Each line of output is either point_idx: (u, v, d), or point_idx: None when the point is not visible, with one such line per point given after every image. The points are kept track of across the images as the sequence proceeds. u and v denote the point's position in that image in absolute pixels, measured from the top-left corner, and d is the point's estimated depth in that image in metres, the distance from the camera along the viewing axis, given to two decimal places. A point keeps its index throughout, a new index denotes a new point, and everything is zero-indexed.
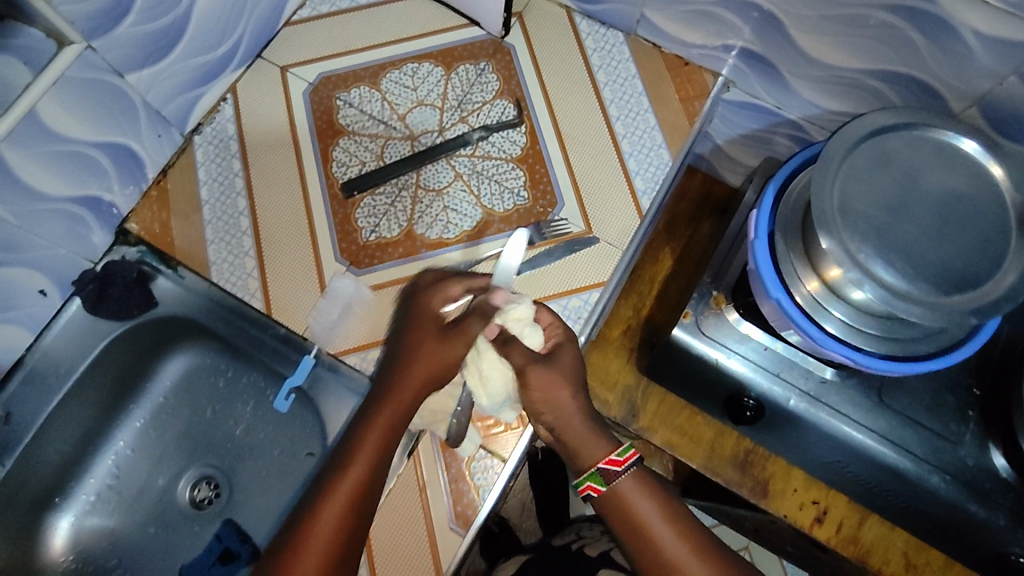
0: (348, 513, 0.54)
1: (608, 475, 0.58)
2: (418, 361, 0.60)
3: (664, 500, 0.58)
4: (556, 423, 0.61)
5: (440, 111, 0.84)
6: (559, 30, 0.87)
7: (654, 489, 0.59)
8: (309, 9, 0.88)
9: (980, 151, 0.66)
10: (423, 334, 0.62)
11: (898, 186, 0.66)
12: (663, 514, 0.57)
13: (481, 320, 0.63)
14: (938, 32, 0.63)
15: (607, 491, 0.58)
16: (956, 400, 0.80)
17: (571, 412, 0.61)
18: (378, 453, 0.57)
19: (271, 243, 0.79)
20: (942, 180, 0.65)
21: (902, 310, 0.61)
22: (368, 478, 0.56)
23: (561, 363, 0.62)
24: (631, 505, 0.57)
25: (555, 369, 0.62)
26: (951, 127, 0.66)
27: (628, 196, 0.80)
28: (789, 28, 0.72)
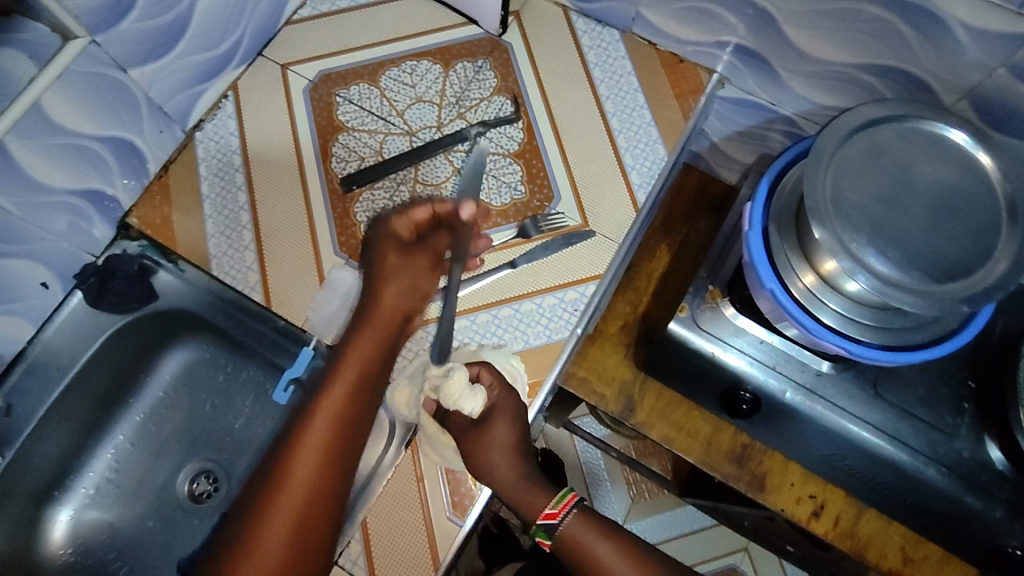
0: (325, 458, 0.51)
1: (549, 529, 0.58)
2: (390, 286, 0.61)
3: (614, 535, 0.57)
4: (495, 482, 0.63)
5: (438, 108, 0.85)
6: (555, 28, 0.89)
7: (604, 527, 0.58)
8: (310, 8, 0.90)
9: (970, 141, 0.67)
10: (388, 258, 0.62)
11: (890, 178, 0.67)
12: (612, 546, 0.57)
13: (450, 233, 0.65)
14: (928, 25, 0.64)
15: (554, 541, 0.58)
16: (951, 392, 0.82)
17: (507, 470, 0.62)
18: (352, 392, 0.54)
19: (271, 237, 0.80)
20: (932, 171, 0.66)
21: (895, 298, 0.62)
22: (343, 422, 0.53)
23: (492, 431, 0.64)
24: (579, 548, 0.57)
25: (485, 437, 0.63)
26: (942, 119, 0.67)
27: (625, 190, 0.81)
28: (781, 24, 0.73)
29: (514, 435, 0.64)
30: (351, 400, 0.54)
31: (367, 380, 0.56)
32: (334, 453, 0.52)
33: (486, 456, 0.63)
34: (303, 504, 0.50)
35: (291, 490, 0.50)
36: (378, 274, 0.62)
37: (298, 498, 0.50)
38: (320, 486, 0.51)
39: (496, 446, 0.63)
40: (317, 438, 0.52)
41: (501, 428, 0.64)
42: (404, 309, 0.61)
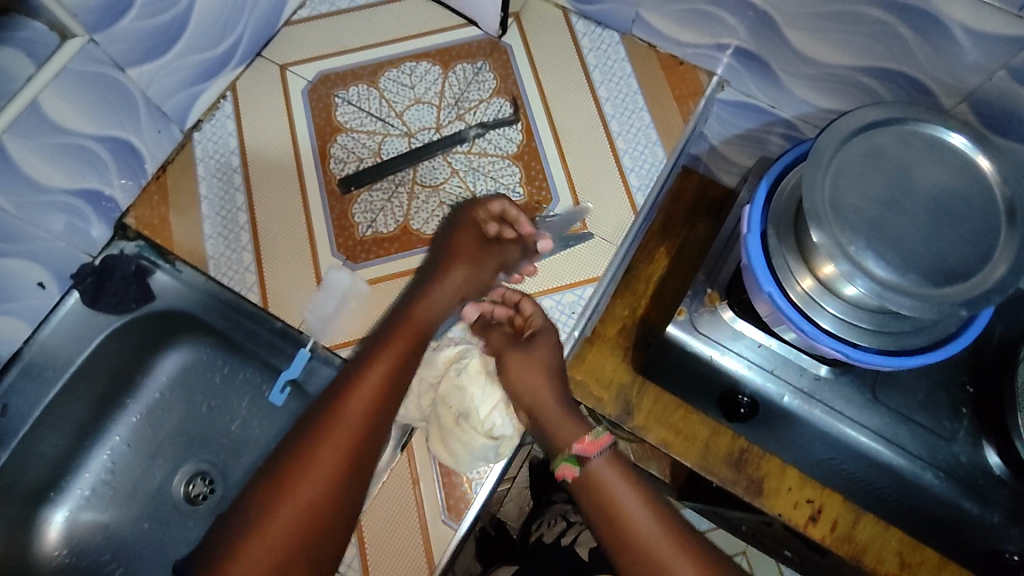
0: (378, 397, 0.62)
1: (581, 457, 0.63)
2: (461, 259, 0.74)
3: (639, 484, 0.63)
4: (532, 404, 0.67)
5: (437, 109, 0.85)
6: (555, 29, 0.88)
7: (631, 476, 0.63)
8: (310, 9, 0.90)
9: (970, 146, 0.67)
10: (466, 242, 0.75)
11: (890, 181, 0.66)
12: (637, 494, 0.61)
13: (519, 250, 0.76)
14: (928, 27, 0.64)
15: (581, 472, 0.63)
16: (949, 397, 0.81)
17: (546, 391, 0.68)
18: (407, 346, 0.67)
19: (268, 237, 0.80)
20: (932, 175, 0.66)
21: (893, 301, 0.62)
22: (396, 371, 0.64)
23: (536, 352, 0.69)
24: (606, 485, 0.62)
25: (530, 356, 0.69)
26: (941, 122, 0.67)
27: (624, 193, 0.81)
28: (781, 25, 0.73)
29: (554, 363, 0.70)
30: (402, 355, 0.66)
31: (417, 343, 0.68)
32: (383, 400, 0.62)
33: (523, 373, 0.69)
34: (354, 435, 0.60)
35: (352, 408, 0.61)
36: (450, 248, 0.75)
37: (351, 427, 0.60)
38: (368, 423, 0.61)
39: (534, 368, 0.69)
40: (374, 381, 0.63)
41: (544, 348, 0.70)
42: (462, 291, 0.73)
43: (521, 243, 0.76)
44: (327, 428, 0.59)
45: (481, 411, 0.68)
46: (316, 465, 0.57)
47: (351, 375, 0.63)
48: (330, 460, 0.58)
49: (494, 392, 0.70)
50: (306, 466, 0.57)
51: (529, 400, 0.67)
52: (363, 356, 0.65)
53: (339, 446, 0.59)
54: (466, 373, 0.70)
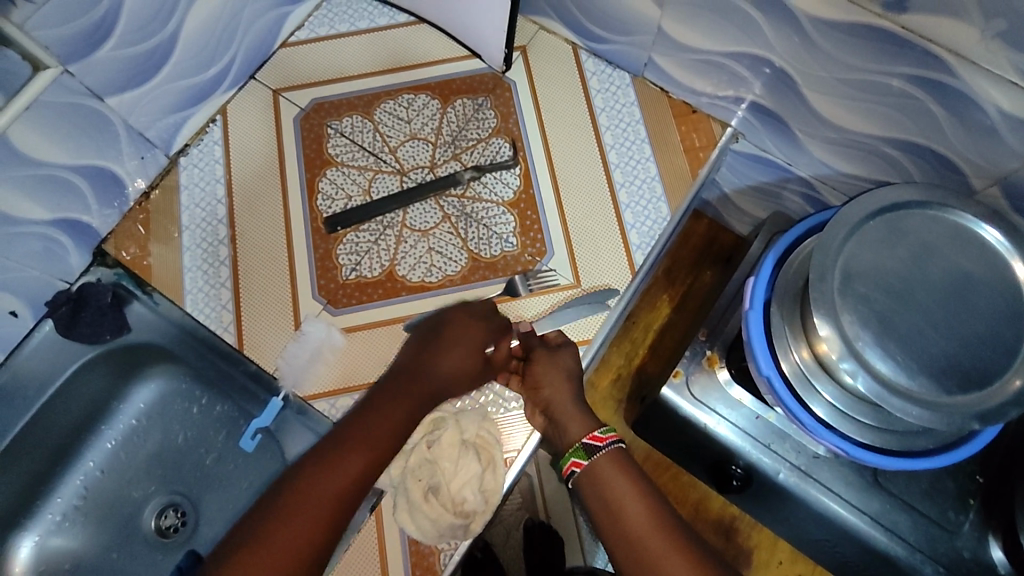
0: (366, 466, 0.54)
1: (590, 449, 0.61)
2: (456, 352, 0.64)
3: (641, 480, 0.59)
4: (550, 396, 0.65)
5: (432, 147, 0.81)
6: (563, 67, 0.84)
7: (632, 470, 0.60)
8: (308, 31, 0.85)
9: (1003, 243, 0.60)
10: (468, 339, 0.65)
11: (909, 270, 0.61)
12: (637, 493, 0.58)
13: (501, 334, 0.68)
14: (959, 106, 0.58)
15: (588, 465, 0.60)
16: (956, 487, 0.76)
17: (565, 384, 0.66)
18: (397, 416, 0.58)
19: (249, 274, 0.76)
20: (955, 264, 0.61)
21: (897, 407, 0.57)
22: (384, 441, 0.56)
23: (561, 357, 0.67)
24: (607, 479, 0.59)
25: (554, 361, 0.67)
26: (970, 211, 0.61)
27: (622, 250, 0.76)
28: (801, 86, 0.68)
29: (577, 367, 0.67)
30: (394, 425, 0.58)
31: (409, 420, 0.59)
32: (370, 471, 0.55)
33: (547, 373, 0.66)
34: (330, 503, 0.52)
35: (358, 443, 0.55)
36: (444, 335, 0.65)
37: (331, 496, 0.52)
38: (347, 496, 0.53)
39: (556, 368, 0.67)
40: (363, 448, 0.55)
41: (568, 356, 0.68)
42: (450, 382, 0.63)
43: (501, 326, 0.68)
44: (302, 498, 0.52)
45: (452, 485, 0.66)
46: (283, 533, 0.50)
47: (339, 436, 0.56)
48: (301, 529, 0.50)
49: (468, 466, 0.67)
50: (271, 533, 0.50)
51: (546, 397, 0.66)
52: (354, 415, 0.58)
53: (313, 514, 0.51)
54: (438, 446, 0.67)
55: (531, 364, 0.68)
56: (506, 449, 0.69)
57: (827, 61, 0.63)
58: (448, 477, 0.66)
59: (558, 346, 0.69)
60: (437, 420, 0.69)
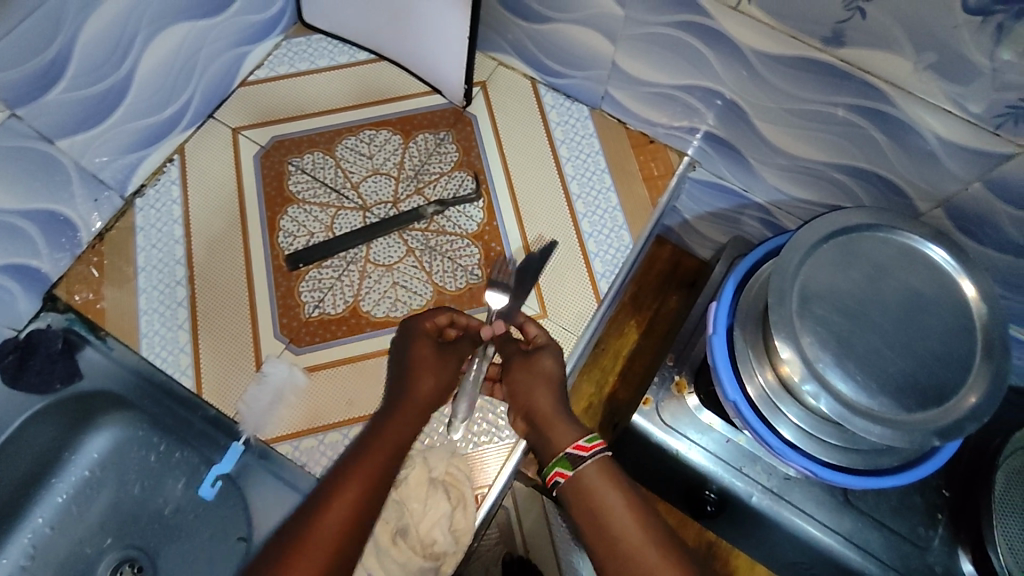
0: (350, 522, 0.56)
1: (574, 459, 0.61)
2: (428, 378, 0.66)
3: (628, 488, 0.61)
4: (527, 402, 0.65)
5: (395, 181, 0.81)
6: (522, 101, 0.85)
7: (619, 478, 0.61)
8: (267, 70, 0.86)
9: (950, 261, 0.63)
10: (421, 351, 0.67)
11: (865, 291, 0.63)
12: (627, 504, 0.59)
13: (469, 343, 0.70)
14: (900, 133, 0.61)
15: (574, 475, 0.61)
16: (924, 501, 0.77)
17: (543, 388, 0.66)
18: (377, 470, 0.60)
19: (208, 314, 0.75)
20: (905, 283, 0.63)
21: (860, 426, 0.58)
22: (370, 489, 0.59)
23: (537, 364, 0.67)
24: (595, 488, 0.60)
25: (531, 370, 0.67)
26: (917, 232, 0.63)
27: (587, 278, 0.77)
28: (751, 116, 0.70)
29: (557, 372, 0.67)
30: (378, 472, 0.60)
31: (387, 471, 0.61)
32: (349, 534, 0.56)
33: (523, 381, 0.66)
34: (329, 547, 0.55)
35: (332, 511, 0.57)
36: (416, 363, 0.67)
37: (327, 537, 0.55)
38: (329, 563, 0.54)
39: (533, 374, 0.66)
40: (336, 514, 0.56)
41: (547, 359, 0.67)
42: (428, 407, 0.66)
43: (469, 335, 0.70)
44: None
45: (420, 526, 0.65)
46: None
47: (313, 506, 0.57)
48: None
49: (437, 506, 0.65)
50: None
51: (526, 405, 0.65)
52: (333, 476, 0.60)
53: None
54: (406, 486, 0.66)
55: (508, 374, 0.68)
56: (477, 483, 0.67)
57: (774, 92, 0.65)
58: (416, 519, 0.65)
59: (535, 348, 0.69)
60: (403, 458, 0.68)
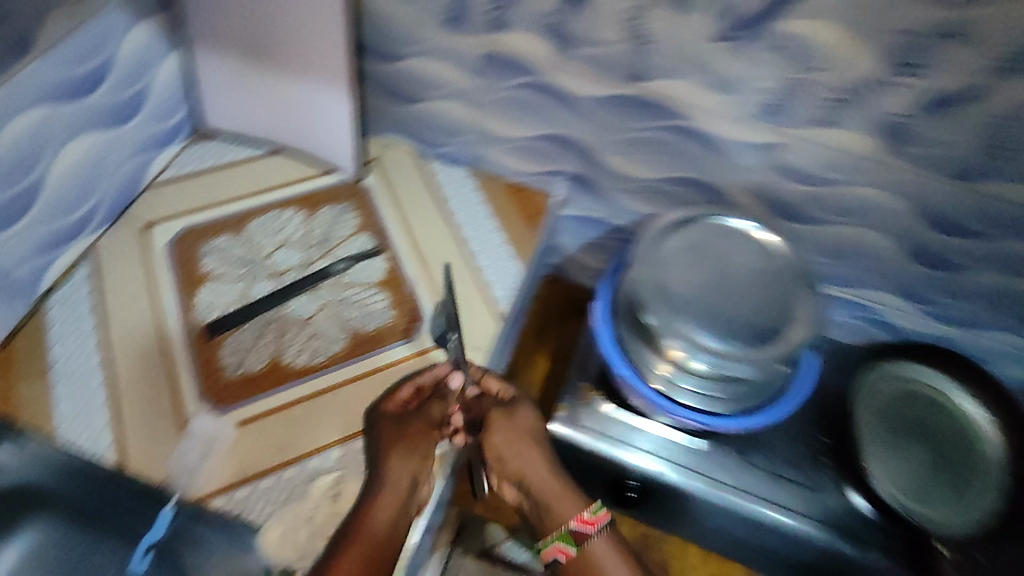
0: None
1: (580, 536, 0.75)
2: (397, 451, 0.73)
3: (619, 548, 0.76)
4: (523, 475, 0.80)
5: (304, 248, 0.89)
6: (411, 169, 0.98)
7: (615, 544, 0.76)
8: (174, 171, 0.95)
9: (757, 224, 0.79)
10: (387, 430, 0.75)
11: (709, 273, 0.79)
12: (616, 556, 0.76)
13: (440, 402, 0.79)
14: (704, 142, 0.78)
15: (576, 550, 0.75)
16: (808, 448, 0.88)
17: (537, 462, 0.80)
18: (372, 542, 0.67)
19: (129, 390, 0.76)
20: (742, 265, 0.79)
21: (727, 368, 0.75)
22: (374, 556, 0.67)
23: (517, 421, 0.82)
24: (598, 558, 0.75)
25: (517, 433, 0.81)
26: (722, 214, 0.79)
27: (487, 303, 0.87)
28: (596, 151, 0.86)
29: (531, 426, 0.82)
30: (375, 544, 0.67)
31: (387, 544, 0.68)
32: None
33: (507, 443, 0.80)
34: None
35: None
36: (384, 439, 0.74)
37: None
38: None
39: (510, 431, 0.81)
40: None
41: (521, 416, 0.82)
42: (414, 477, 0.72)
43: (439, 394, 0.80)
44: None
45: None
46: None
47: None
48: None
49: None
50: None
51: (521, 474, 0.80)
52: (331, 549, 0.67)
53: None
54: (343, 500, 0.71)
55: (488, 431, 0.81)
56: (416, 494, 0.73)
57: (607, 127, 0.82)
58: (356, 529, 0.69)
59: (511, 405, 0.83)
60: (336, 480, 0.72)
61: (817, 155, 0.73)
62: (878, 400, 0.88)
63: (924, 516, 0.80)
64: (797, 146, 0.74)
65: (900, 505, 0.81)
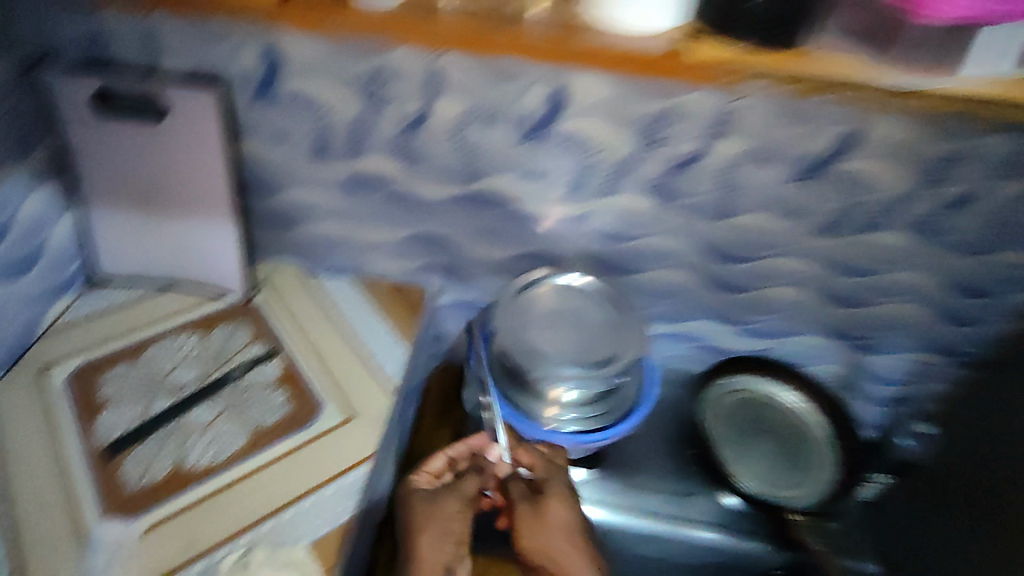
0: None
1: None
2: (432, 531, 0.79)
3: None
4: (553, 561, 0.79)
5: (201, 363, 0.95)
6: (299, 281, 1.08)
7: None
8: (68, 315, 1.00)
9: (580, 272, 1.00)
10: (422, 508, 0.81)
11: (556, 327, 0.98)
12: None
13: (476, 475, 0.86)
14: (536, 221, 0.96)
15: None
16: (674, 463, 1.04)
17: (569, 551, 0.79)
18: None
19: (24, 523, 0.76)
20: (594, 319, 0.98)
21: (594, 384, 0.91)
22: None
23: (550, 513, 0.81)
24: None
25: (547, 526, 0.81)
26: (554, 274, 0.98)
27: (378, 384, 0.96)
28: (455, 243, 1.02)
29: (568, 518, 0.82)
30: None
31: None
32: None
33: (532, 530, 0.81)
34: None
35: None
36: (422, 522, 0.80)
37: None
38: None
39: (545, 525, 0.81)
40: None
41: (557, 509, 0.82)
42: (441, 557, 0.78)
43: (474, 469, 0.87)
44: None
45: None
46: None
47: None
48: None
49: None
50: None
51: (550, 559, 0.79)
52: None
53: None
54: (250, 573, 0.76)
55: (518, 517, 0.82)
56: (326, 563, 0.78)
57: (459, 221, 0.98)
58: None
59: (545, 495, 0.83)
60: (242, 561, 0.77)
61: (619, 216, 0.93)
62: (733, 412, 1.05)
63: (788, 501, 0.95)
64: (603, 213, 0.94)
65: (768, 495, 0.96)
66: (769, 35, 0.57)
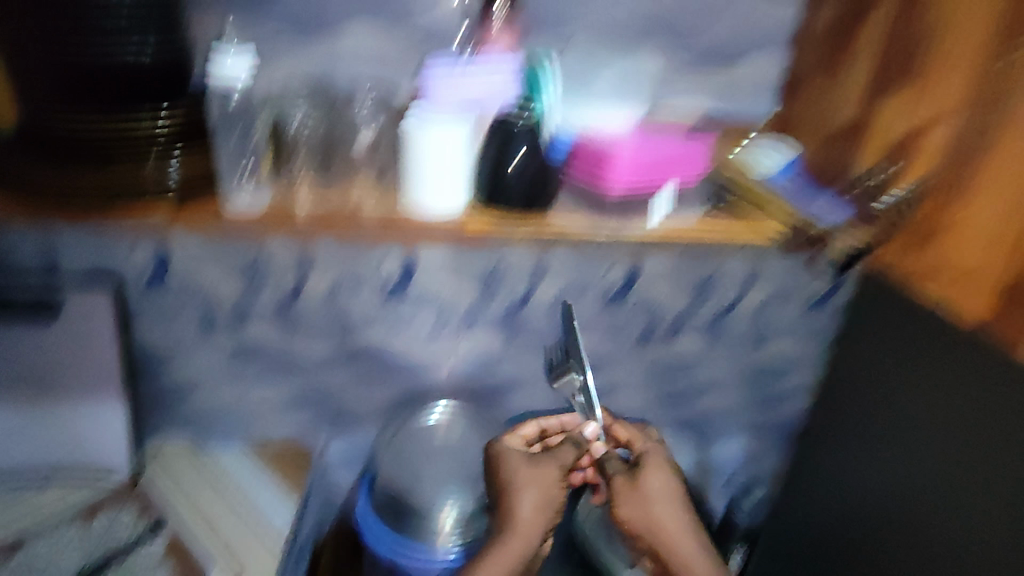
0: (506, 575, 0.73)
1: None
2: (534, 493, 0.75)
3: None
4: (653, 537, 0.77)
5: (77, 548, 0.87)
6: (186, 460, 1.07)
7: None
8: None
9: (445, 404, 1.10)
10: (520, 468, 0.77)
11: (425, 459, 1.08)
12: None
13: (572, 447, 0.80)
14: (407, 368, 1.08)
15: None
16: None
17: (668, 526, 0.77)
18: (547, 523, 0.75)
19: None
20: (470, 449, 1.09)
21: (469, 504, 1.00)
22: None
23: (650, 488, 0.78)
24: None
25: (645, 503, 0.77)
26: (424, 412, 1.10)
27: (267, 546, 0.94)
28: (337, 400, 1.10)
29: (670, 482, 0.79)
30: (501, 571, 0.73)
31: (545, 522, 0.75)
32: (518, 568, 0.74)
33: (634, 508, 0.77)
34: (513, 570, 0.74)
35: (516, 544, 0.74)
36: (529, 483, 0.76)
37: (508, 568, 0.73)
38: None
39: (653, 495, 0.77)
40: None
41: (654, 480, 0.78)
42: (543, 523, 0.75)
43: (571, 440, 0.81)
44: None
45: None
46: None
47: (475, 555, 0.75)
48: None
49: None
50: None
51: (657, 532, 0.76)
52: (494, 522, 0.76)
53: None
54: None
55: (614, 489, 0.78)
56: None
57: (339, 376, 1.08)
58: None
59: (642, 469, 0.80)
60: None
61: (478, 353, 1.07)
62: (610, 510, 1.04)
63: None
64: (466, 351, 1.07)
65: None
66: (522, 206, 0.71)
